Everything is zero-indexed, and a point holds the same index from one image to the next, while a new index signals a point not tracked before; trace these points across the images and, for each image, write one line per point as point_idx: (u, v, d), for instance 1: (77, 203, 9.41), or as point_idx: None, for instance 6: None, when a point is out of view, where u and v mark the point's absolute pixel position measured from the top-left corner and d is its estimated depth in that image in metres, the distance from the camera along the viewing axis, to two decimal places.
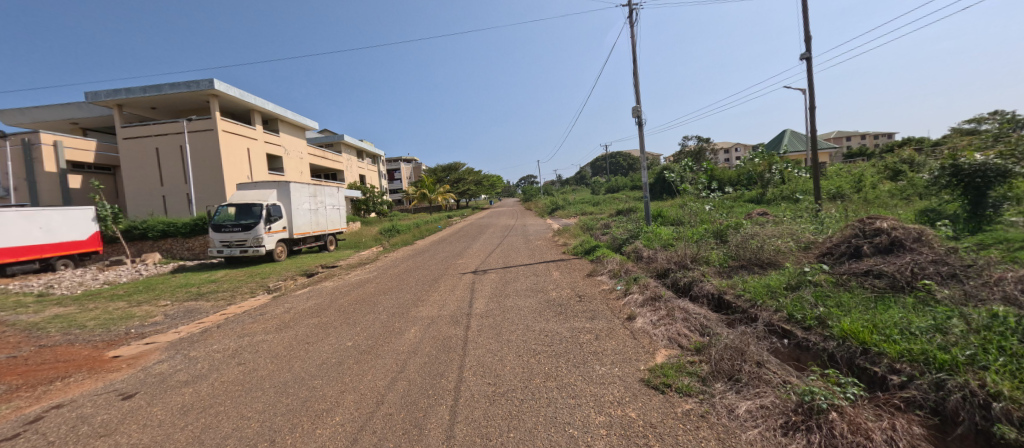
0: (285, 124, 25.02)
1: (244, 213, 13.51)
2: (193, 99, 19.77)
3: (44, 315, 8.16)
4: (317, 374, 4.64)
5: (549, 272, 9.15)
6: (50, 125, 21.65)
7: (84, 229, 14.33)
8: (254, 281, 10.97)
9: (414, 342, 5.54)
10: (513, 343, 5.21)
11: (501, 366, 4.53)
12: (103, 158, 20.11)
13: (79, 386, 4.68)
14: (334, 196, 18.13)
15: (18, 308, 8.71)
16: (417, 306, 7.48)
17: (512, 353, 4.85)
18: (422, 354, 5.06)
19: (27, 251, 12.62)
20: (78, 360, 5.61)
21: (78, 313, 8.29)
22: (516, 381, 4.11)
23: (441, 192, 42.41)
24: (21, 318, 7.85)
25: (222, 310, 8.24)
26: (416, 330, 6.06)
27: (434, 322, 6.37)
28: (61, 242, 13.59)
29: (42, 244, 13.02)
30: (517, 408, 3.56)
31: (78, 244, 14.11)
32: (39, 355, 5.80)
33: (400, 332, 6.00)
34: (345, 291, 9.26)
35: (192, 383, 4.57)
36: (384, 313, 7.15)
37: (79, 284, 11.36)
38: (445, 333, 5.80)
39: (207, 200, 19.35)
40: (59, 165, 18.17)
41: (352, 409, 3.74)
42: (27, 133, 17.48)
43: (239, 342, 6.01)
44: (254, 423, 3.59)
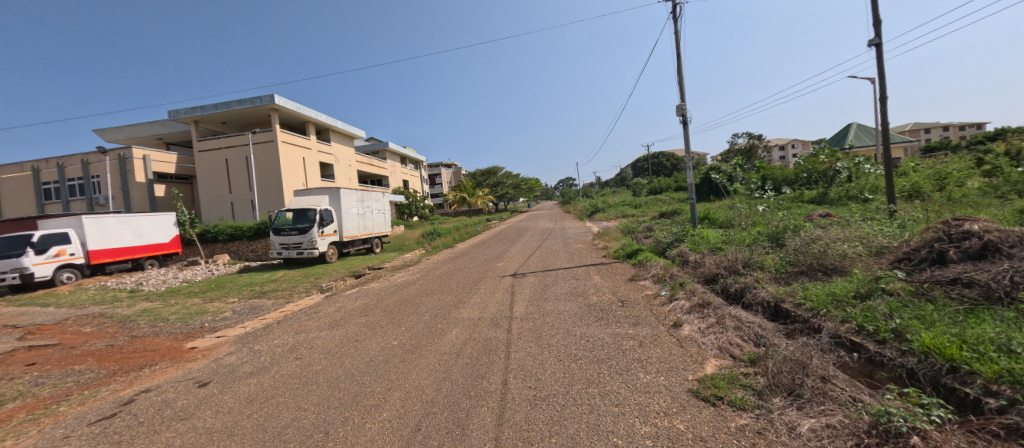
0: (336, 134, 26.36)
1: (301, 217, 14.38)
2: (256, 113, 21.32)
3: (135, 308, 9.10)
4: (366, 370, 4.83)
5: (589, 276, 8.96)
6: (140, 140, 24.15)
7: (166, 232, 15.78)
8: (309, 280, 11.61)
9: (457, 343, 5.61)
10: (554, 347, 5.13)
11: (541, 369, 4.49)
12: (183, 169, 22.20)
13: (162, 374, 5.11)
14: (380, 200, 18.76)
15: (115, 302, 9.83)
16: (458, 307, 7.60)
17: (552, 358, 4.78)
18: (466, 355, 5.10)
19: (121, 252, 14.04)
20: (162, 349, 6.15)
21: (162, 307, 9.14)
22: (558, 386, 4.05)
23: (479, 196, 42.89)
24: (117, 311, 8.74)
25: (282, 308, 8.79)
26: (458, 331, 6.16)
27: (475, 324, 6.42)
28: (149, 244, 15.03)
29: (133, 246, 14.46)
30: (559, 412, 3.50)
31: (162, 246, 15.57)
32: (130, 344, 6.43)
33: (442, 333, 6.12)
34: (390, 291, 9.59)
35: (256, 375, 4.87)
36: (426, 314, 7.29)
37: (163, 281, 12.55)
38: (486, 335, 5.84)
39: (267, 205, 20.73)
40: (147, 176, 20.20)
41: (399, 406, 3.84)
42: (122, 149, 19.60)
43: (297, 338, 6.36)
44: (310, 415, 3.75)
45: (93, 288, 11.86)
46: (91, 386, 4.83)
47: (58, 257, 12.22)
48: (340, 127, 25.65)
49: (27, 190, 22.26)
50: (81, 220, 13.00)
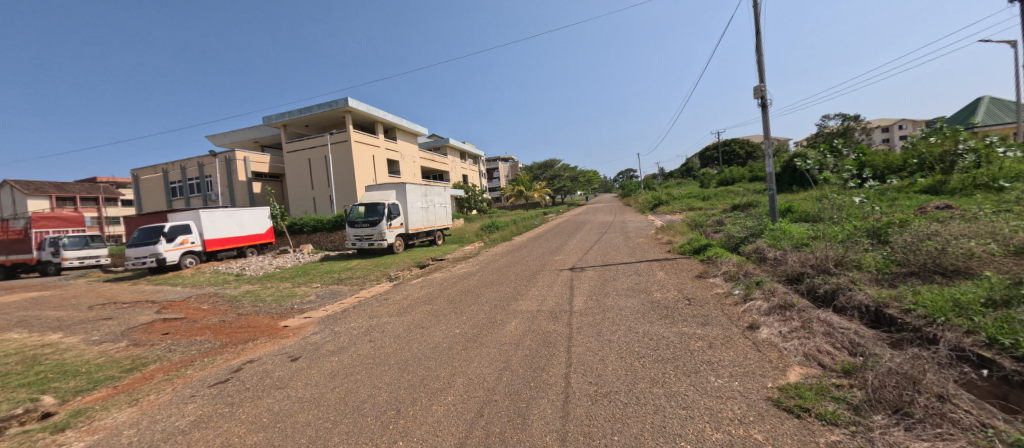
0: (402, 132, 27.63)
1: (371, 211, 15.34)
2: (332, 116, 23.02)
3: (241, 290, 10.65)
4: (431, 355, 5.08)
5: (652, 271, 8.58)
6: (241, 144, 27.29)
7: (264, 224, 17.79)
8: (379, 270, 12.38)
9: (517, 334, 5.65)
10: (615, 344, 4.96)
11: (602, 365, 4.38)
12: (275, 168, 24.72)
13: (262, 347, 5.99)
14: (442, 195, 19.37)
15: (228, 284, 11.57)
16: (517, 299, 7.67)
17: (613, 355, 4.63)
18: (525, 347, 5.11)
19: (229, 241, 16.16)
20: (262, 327, 7.19)
21: (262, 290, 10.51)
22: (619, 383, 3.92)
23: (537, 189, 42.80)
24: (228, 291, 10.53)
25: (356, 294, 9.48)
26: (517, 322, 6.21)
27: (534, 317, 6.40)
28: (250, 234, 17.05)
29: (238, 236, 16.55)
30: (621, 410, 3.39)
31: (260, 237, 17.59)
32: (237, 322, 7.68)
33: (501, 324, 6.18)
34: (452, 282, 9.92)
35: (337, 353, 5.37)
36: (487, 305, 7.42)
37: (262, 267, 14.21)
38: (545, 328, 5.79)
39: (342, 200, 22.36)
40: (247, 175, 22.82)
41: (463, 391, 4.02)
42: (227, 152, 22.36)
43: (370, 322, 6.81)
44: (383, 393, 4.14)
45: (207, 272, 13.80)
46: (209, 354, 5.98)
47: (182, 244, 14.46)
48: (405, 126, 26.83)
49: (158, 188, 26.19)
50: (199, 213, 15.18)
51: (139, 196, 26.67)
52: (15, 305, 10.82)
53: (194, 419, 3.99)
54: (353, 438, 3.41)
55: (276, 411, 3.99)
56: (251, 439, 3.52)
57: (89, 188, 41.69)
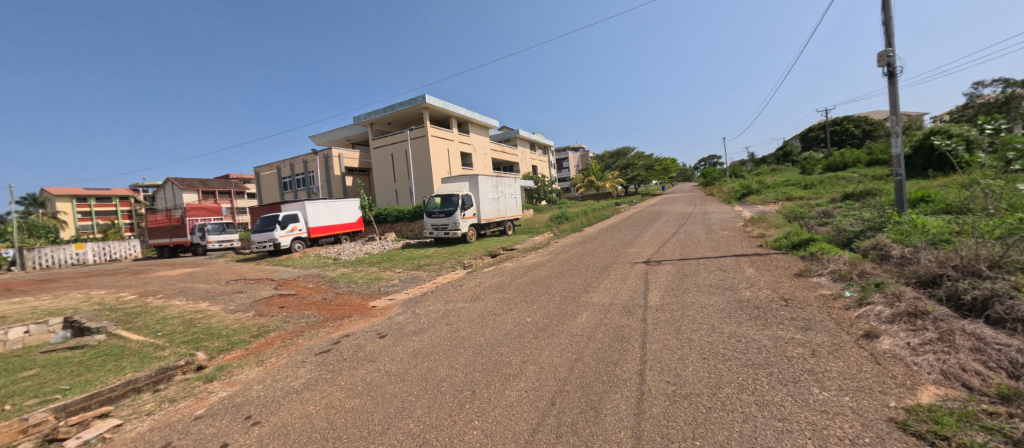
0: (475, 125, 28.32)
1: (447, 202, 16.01)
2: (411, 112, 24.36)
3: (336, 273, 11.86)
4: (504, 342, 5.24)
5: (738, 267, 7.87)
6: (335, 142, 30.21)
7: (356, 214, 19.62)
8: (454, 257, 12.93)
9: (588, 326, 5.53)
10: (696, 342, 4.65)
11: (682, 366, 4.11)
12: (364, 163, 26.93)
13: (355, 323, 6.88)
14: (512, 186, 19.55)
15: (328, 267, 13.04)
16: (588, 290, 7.54)
17: (694, 355, 4.31)
18: (599, 341, 4.96)
19: (329, 229, 18.15)
20: (356, 305, 8.15)
21: (353, 273, 11.63)
22: (701, 385, 3.68)
23: (609, 179, 41.41)
24: (327, 273, 11.86)
25: (434, 279, 10.00)
26: (588, 315, 6.06)
27: (607, 310, 6.20)
28: (345, 223, 18.96)
29: (336, 224, 18.49)
30: (703, 414, 3.21)
31: (353, 225, 19.47)
32: (336, 299, 8.76)
33: (572, 315, 6.10)
34: (523, 271, 10.02)
35: (418, 333, 5.96)
36: (557, 295, 7.38)
37: (355, 252, 15.61)
38: (618, 322, 5.59)
39: (420, 192, 23.66)
40: (340, 170, 25.22)
41: (532, 378, 4.19)
42: (325, 150, 24.96)
43: (446, 306, 7.20)
44: (459, 374, 4.49)
45: (311, 256, 15.54)
46: (315, 327, 6.98)
47: (292, 231, 16.53)
48: (477, 119, 27.45)
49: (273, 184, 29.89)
50: (304, 204, 17.16)
51: (258, 191, 30.72)
52: (175, 277, 13.32)
53: (305, 381, 4.77)
54: (434, 412, 3.79)
55: (368, 381, 4.59)
56: (350, 403, 4.11)
57: (222, 183, 49.02)
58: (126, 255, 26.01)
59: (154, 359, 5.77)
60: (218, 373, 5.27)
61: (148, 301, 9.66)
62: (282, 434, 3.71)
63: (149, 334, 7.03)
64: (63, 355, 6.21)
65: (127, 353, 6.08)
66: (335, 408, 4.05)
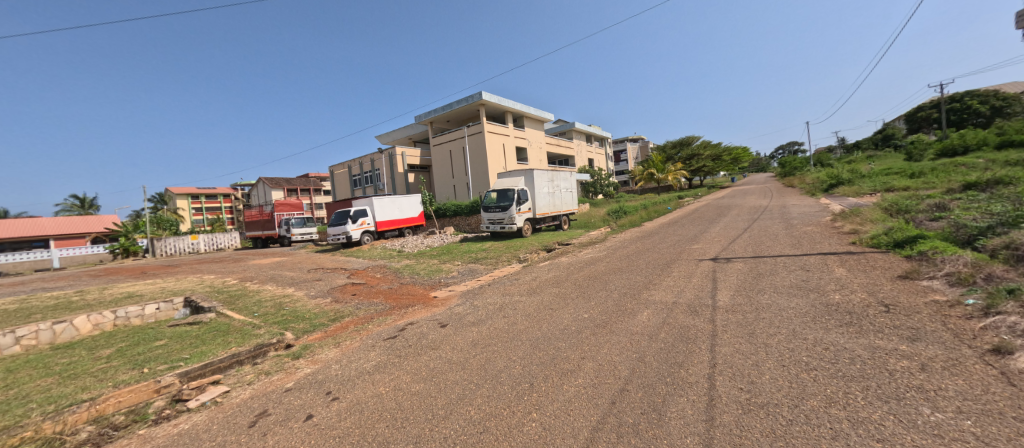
0: (531, 120, 28.23)
1: (503, 197, 16.15)
2: (469, 109, 24.85)
3: (400, 264, 12.43)
4: (562, 338, 5.17)
5: (824, 267, 7.08)
6: (399, 141, 31.76)
7: (418, 208, 20.45)
8: (510, 251, 13.00)
9: (649, 325, 5.28)
10: (773, 347, 4.25)
11: (757, 372, 3.77)
12: (425, 160, 28.01)
13: (419, 312, 7.16)
14: (569, 180, 19.25)
15: (393, 258, 13.74)
16: (648, 287, 7.21)
17: (771, 361, 3.93)
18: (662, 341, 4.70)
19: (394, 223, 19.11)
20: (418, 295, 8.48)
21: (415, 264, 12.13)
22: (781, 395, 3.34)
23: (671, 171, 39.38)
24: (392, 264, 12.45)
25: (491, 272, 10.12)
26: (649, 313, 5.77)
27: (670, 308, 5.87)
28: (408, 217, 19.84)
29: (400, 218, 19.42)
30: (784, 427, 2.93)
31: (415, 219, 20.31)
32: (401, 288, 9.19)
33: (632, 312, 5.85)
34: (579, 266, 9.82)
35: (477, 324, 6.06)
36: (615, 291, 7.14)
37: (417, 245, 16.28)
38: (682, 322, 5.26)
39: (477, 187, 24.11)
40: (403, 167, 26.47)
41: (591, 375, 4.08)
42: (389, 149, 26.33)
43: (503, 299, 7.28)
44: (517, 366, 4.48)
45: (378, 248, 16.47)
46: (383, 314, 7.36)
47: (361, 225, 17.66)
48: (533, 113, 27.32)
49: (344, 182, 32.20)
50: (372, 199, 18.27)
51: (332, 188, 33.13)
52: (266, 266, 14.85)
53: (376, 363, 5.03)
54: (494, 401, 3.82)
55: (431, 367, 4.72)
56: (416, 387, 4.26)
57: (303, 182, 53.65)
58: (228, 244, 29.42)
59: (252, 336, 6.44)
60: (303, 351, 5.76)
61: (246, 286, 10.85)
62: (358, 411, 3.94)
63: (248, 313, 7.87)
64: (185, 328, 7.20)
65: (232, 330, 6.86)
66: (402, 390, 4.24)
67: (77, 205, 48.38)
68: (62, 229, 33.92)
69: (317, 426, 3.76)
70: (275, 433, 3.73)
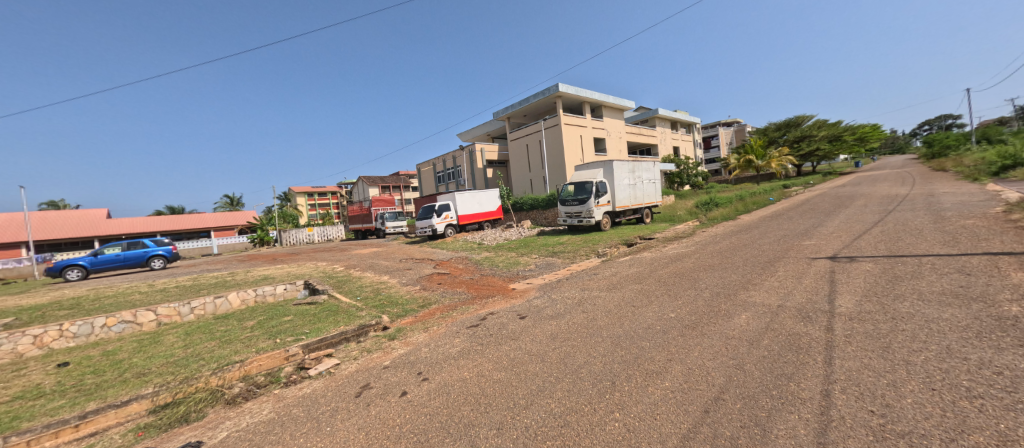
0: (609, 109, 27.09)
1: (580, 190, 15.73)
2: (546, 102, 24.62)
3: (480, 256, 12.73)
4: (646, 337, 4.78)
5: (990, 271, 5.63)
6: (478, 138, 32.72)
7: (496, 203, 20.84)
8: (588, 246, 12.58)
9: (750, 329, 4.65)
10: (917, 366, 3.46)
11: (894, 395, 3.08)
12: (503, 155, 28.47)
13: (498, 303, 7.22)
14: (651, 170, 18.09)
15: (473, 250, 14.17)
16: (747, 287, 6.42)
17: (915, 383, 3.19)
18: (766, 349, 4.08)
19: (473, 217, 19.71)
20: (498, 286, 8.58)
21: (494, 257, 12.33)
22: (929, 425, 2.69)
23: (773, 156, 35.19)
24: (473, 256, 12.81)
25: (569, 266, 9.86)
26: (748, 316, 5.10)
27: (775, 312, 5.13)
28: (487, 211, 20.32)
29: (479, 213, 19.96)
30: None
31: (493, 213, 20.71)
32: (482, 279, 9.38)
33: (728, 315, 5.23)
34: (664, 262, 9.13)
35: (555, 318, 5.90)
36: (707, 290, 6.48)
37: (495, 238, 16.59)
38: (791, 328, 4.55)
39: (554, 180, 23.85)
40: (482, 163, 27.22)
41: (680, 379, 3.69)
42: (470, 145, 27.22)
43: (582, 294, 7.03)
44: (598, 362, 4.23)
45: (460, 240, 17.11)
46: (466, 303, 7.54)
47: (444, 218, 18.51)
48: (612, 102, 26.18)
49: (429, 178, 34.12)
50: (454, 195, 19.00)
51: (419, 184, 35.28)
52: (366, 255, 16.35)
53: (461, 349, 5.13)
54: (574, 396, 3.63)
55: (512, 357, 4.66)
56: (497, 375, 4.23)
57: (396, 180, 58.04)
58: (337, 236, 32.90)
59: (356, 317, 7.01)
60: (397, 334, 6.10)
61: (350, 272, 12.03)
62: (445, 392, 4.02)
63: (352, 297, 8.67)
64: (305, 306, 8.18)
65: (340, 310, 7.57)
66: (484, 377, 4.23)
67: (226, 204, 58.21)
68: (226, 221, 41.16)
69: (410, 402, 3.91)
70: (376, 404, 3.96)
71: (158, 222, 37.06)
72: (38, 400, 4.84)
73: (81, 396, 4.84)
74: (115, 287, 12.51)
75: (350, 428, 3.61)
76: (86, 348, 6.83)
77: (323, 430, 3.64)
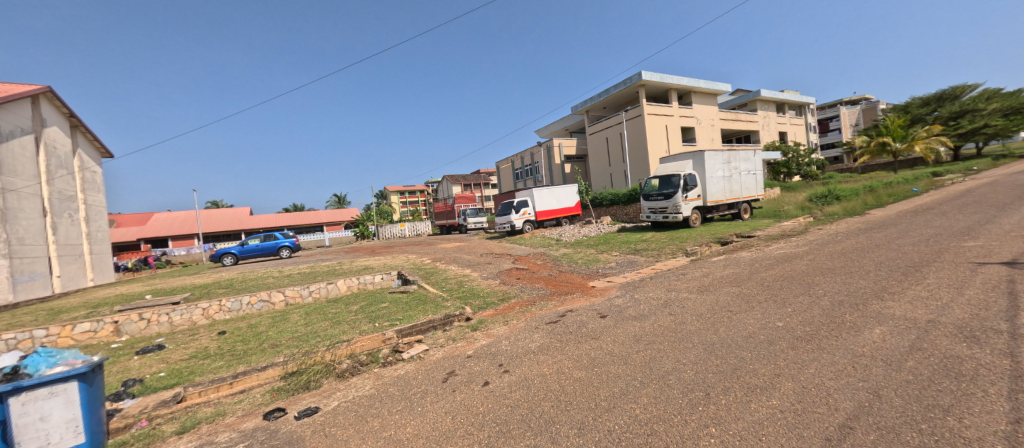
0: (699, 95, 24.86)
1: (666, 184, 14.59)
2: (627, 92, 23.40)
3: (557, 253, 12.42)
4: (747, 347, 4.11)
5: None
6: (556, 133, 32.33)
7: (573, 198, 20.33)
8: (674, 243, 11.55)
9: (888, 347, 3.75)
10: None
11: None
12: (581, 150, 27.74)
13: (578, 300, 6.88)
14: (751, 160, 16.11)
15: (551, 246, 13.93)
16: (880, 296, 5.28)
17: None
18: (912, 372, 3.22)
19: (551, 213, 19.47)
20: (576, 283, 8.23)
21: (572, 253, 11.96)
22: None
23: (917, 138, 29.24)
24: (551, 252, 12.55)
25: (653, 265, 9.13)
26: (885, 331, 4.14)
27: (923, 329, 4.09)
28: (564, 207, 19.93)
29: (557, 208, 19.65)
30: None
31: (570, 209, 20.24)
32: (561, 276, 9.10)
33: (857, 328, 4.29)
34: (767, 263, 7.98)
35: (639, 319, 5.41)
36: (824, 298, 5.46)
37: (574, 234, 16.18)
38: (949, 350, 3.56)
39: (636, 174, 22.59)
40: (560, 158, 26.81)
41: (792, 398, 3.06)
42: (547, 141, 26.95)
43: (669, 295, 6.40)
44: (689, 370, 3.72)
45: (538, 236, 16.97)
46: (545, 299, 7.34)
47: (522, 214, 18.57)
48: (702, 87, 23.99)
49: (508, 175, 34.60)
50: (532, 191, 18.89)
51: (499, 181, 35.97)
52: (453, 248, 17.11)
53: (540, 345, 4.92)
54: (662, 404, 3.20)
55: (593, 357, 4.33)
56: (577, 374, 3.94)
57: (478, 178, 59.89)
58: (424, 231, 34.92)
59: (442, 307, 7.21)
60: (479, 325, 6.11)
61: (436, 265, 12.59)
62: (526, 386, 3.85)
63: (438, 288, 9.00)
64: (399, 294, 8.71)
65: (428, 300, 7.87)
66: (564, 375, 3.97)
67: (335, 203, 65.42)
68: (336, 218, 46.11)
69: (492, 393, 3.81)
70: (461, 391, 3.93)
71: (283, 218, 42.83)
72: (207, 359, 5.76)
73: (235, 359, 5.63)
74: (255, 271, 14.72)
75: (439, 410, 3.60)
76: (237, 320, 8.06)
77: (415, 409, 3.68)
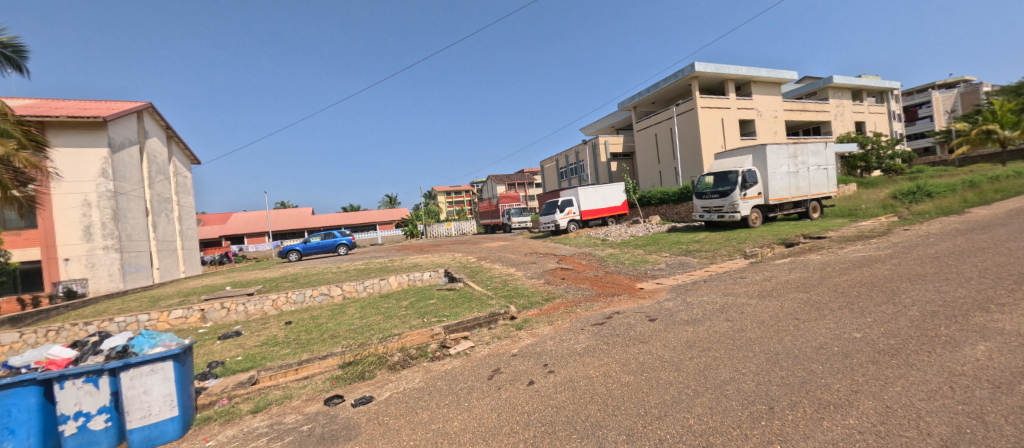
0: (759, 85, 23.18)
1: (721, 181, 13.69)
2: (679, 86, 22.32)
3: (602, 253, 12.01)
4: (817, 359, 3.66)
5: None
6: (602, 130, 31.55)
7: (620, 197, 19.68)
8: (731, 244, 10.77)
9: (998, 367, 3.17)
10: None
11: None
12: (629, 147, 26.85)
13: (625, 302, 6.57)
14: (820, 154, 14.70)
15: (597, 246, 13.54)
16: (985, 307, 4.53)
17: None
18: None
19: (596, 213, 18.98)
20: (624, 285, 7.87)
21: (619, 254, 11.53)
22: None
23: None
24: (596, 252, 12.19)
25: (707, 267, 8.55)
26: (991, 347, 3.52)
27: None
28: (610, 206, 19.34)
29: (602, 208, 19.12)
30: None
31: (616, 208, 19.60)
32: (607, 277, 8.77)
33: (956, 343, 3.69)
34: (840, 268, 7.18)
35: (692, 324, 5.04)
36: (912, 307, 4.79)
37: (621, 234, 15.63)
38: None
39: (688, 171, 21.49)
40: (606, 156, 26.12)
41: (874, 418, 2.65)
42: (592, 139, 26.35)
43: (726, 299, 5.93)
44: (751, 381, 3.37)
45: (583, 236, 16.59)
46: (590, 300, 7.08)
47: (567, 214, 18.29)
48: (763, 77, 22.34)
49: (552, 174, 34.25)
50: (577, 190, 18.53)
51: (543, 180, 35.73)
52: (499, 247, 17.15)
53: (586, 346, 4.72)
54: (719, 416, 2.91)
55: (642, 362, 4.06)
56: (626, 379, 3.70)
57: (522, 178, 59.86)
58: (469, 230, 35.43)
59: (486, 305, 7.18)
60: (524, 324, 5.99)
61: (482, 263, 12.65)
62: (572, 387, 3.67)
63: (484, 286, 9.00)
64: (446, 291, 8.83)
65: (474, 297, 7.89)
66: (612, 378, 3.75)
67: (386, 203, 68.12)
68: (387, 217, 48.02)
69: (536, 392, 3.67)
70: (506, 389, 3.83)
71: (340, 218, 45.28)
72: (276, 346, 6.11)
73: (300, 347, 5.92)
74: (316, 266, 15.62)
75: (484, 406, 3.52)
76: (301, 311, 8.51)
77: (461, 404, 3.63)
